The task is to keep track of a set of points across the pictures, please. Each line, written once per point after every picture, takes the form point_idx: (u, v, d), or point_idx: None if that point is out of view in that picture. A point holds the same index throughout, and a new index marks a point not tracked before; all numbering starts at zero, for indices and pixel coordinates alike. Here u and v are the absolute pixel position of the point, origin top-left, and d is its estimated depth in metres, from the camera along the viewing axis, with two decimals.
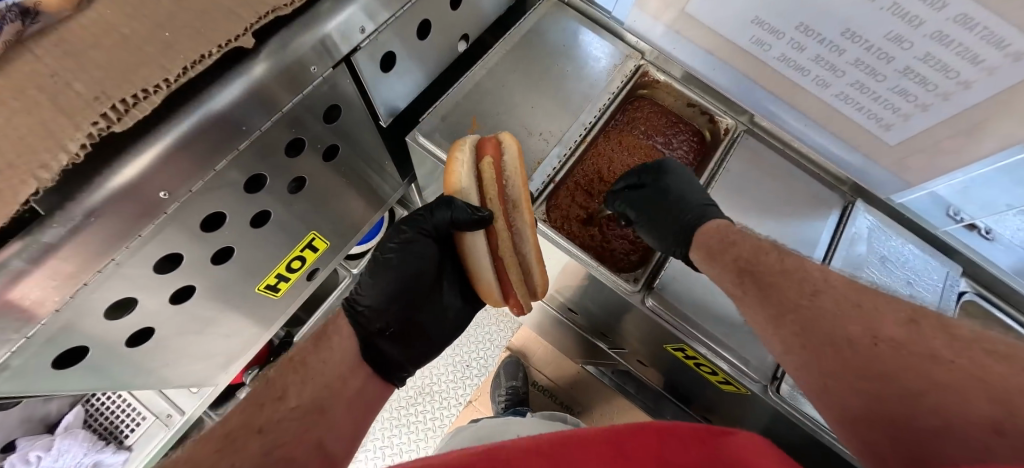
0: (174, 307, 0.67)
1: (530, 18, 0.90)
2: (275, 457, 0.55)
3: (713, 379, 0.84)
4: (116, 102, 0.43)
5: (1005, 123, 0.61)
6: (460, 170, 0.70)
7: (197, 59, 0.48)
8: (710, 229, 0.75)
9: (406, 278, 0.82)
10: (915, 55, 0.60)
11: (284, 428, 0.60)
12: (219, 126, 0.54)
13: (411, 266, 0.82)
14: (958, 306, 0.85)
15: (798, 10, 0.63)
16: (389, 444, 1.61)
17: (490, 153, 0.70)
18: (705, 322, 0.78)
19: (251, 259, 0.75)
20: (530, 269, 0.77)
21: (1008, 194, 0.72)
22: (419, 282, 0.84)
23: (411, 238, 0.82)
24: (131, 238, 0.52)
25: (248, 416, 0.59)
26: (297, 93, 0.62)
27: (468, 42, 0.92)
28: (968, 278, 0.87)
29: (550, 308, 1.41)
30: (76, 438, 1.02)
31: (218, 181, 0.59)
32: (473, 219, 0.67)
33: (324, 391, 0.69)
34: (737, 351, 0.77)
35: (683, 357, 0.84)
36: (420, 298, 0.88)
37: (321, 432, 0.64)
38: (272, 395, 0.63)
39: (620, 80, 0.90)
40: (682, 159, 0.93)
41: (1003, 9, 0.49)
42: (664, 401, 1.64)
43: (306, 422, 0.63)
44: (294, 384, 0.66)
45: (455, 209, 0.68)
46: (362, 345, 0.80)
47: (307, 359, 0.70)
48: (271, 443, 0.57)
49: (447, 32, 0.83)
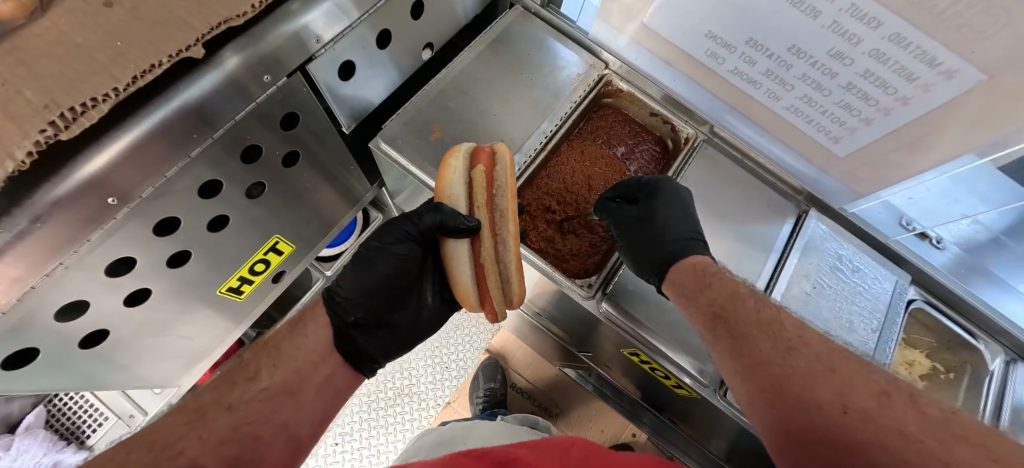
0: (130, 309, 0.67)
1: (496, 27, 0.91)
2: (241, 433, 0.59)
3: (668, 383, 0.87)
4: (65, 110, 0.44)
5: (944, 137, 0.63)
6: (453, 176, 0.72)
7: (147, 68, 0.48)
8: (691, 268, 0.76)
9: (383, 280, 0.80)
10: (856, 71, 0.62)
11: (253, 409, 0.63)
12: (173, 132, 0.55)
13: (389, 267, 0.80)
14: (907, 313, 0.88)
15: (746, 26, 0.65)
16: (366, 445, 1.61)
17: (485, 162, 0.71)
18: (659, 328, 0.80)
19: (211, 262, 0.75)
20: (510, 283, 0.75)
21: (959, 205, 0.75)
22: (397, 283, 0.82)
23: (392, 243, 0.79)
24: (80, 242, 0.52)
25: (220, 393, 0.63)
26: (254, 99, 0.63)
27: (433, 50, 0.92)
28: (919, 287, 0.89)
29: (524, 313, 1.42)
30: (36, 438, 1.04)
31: (174, 186, 0.60)
32: (465, 227, 0.69)
33: (291, 379, 0.69)
34: (691, 357, 0.79)
35: (639, 361, 0.86)
36: (399, 300, 0.85)
37: (285, 416, 0.65)
38: (244, 375, 0.66)
39: (584, 89, 0.91)
40: (643, 168, 0.95)
41: (933, 29, 0.51)
42: (641, 407, 1.63)
43: (273, 404, 0.65)
44: (266, 367, 0.69)
45: (444, 215, 0.69)
46: (334, 333, 0.78)
47: (281, 344, 0.73)
48: (238, 419, 0.60)
49: (412, 39, 0.84)
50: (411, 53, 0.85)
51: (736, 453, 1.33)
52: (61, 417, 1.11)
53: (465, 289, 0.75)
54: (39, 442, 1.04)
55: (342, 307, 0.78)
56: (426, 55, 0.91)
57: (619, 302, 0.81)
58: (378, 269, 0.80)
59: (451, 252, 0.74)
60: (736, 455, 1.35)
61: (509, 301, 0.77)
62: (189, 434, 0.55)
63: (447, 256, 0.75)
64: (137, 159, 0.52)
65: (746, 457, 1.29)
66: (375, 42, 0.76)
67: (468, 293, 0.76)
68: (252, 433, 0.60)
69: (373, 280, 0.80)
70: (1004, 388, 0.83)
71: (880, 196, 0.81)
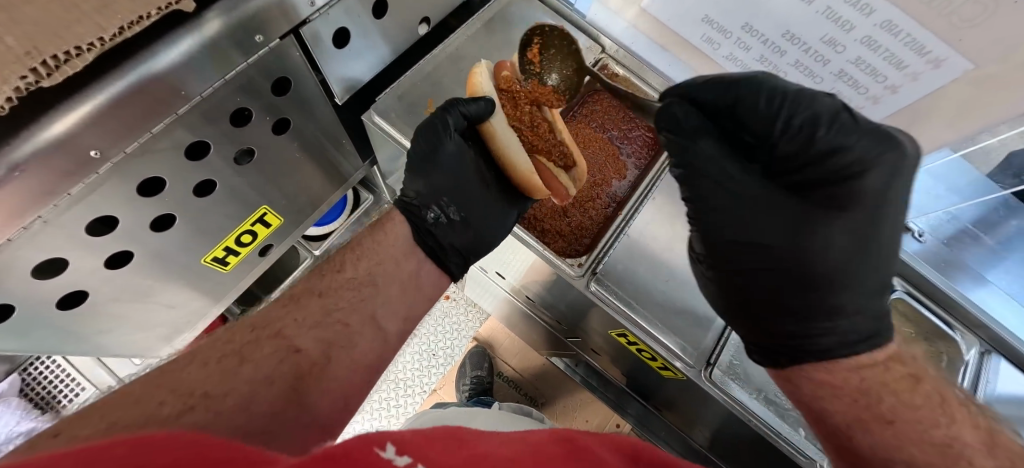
0: (110, 272, 0.66)
1: (493, 5, 0.91)
2: (332, 318, 0.66)
3: (653, 366, 0.88)
4: (49, 58, 0.42)
5: (929, 126, 0.65)
6: (481, 78, 0.78)
7: (135, 20, 0.47)
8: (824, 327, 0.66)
9: (452, 179, 0.78)
10: (847, 59, 0.62)
11: (343, 296, 0.69)
12: (158, 87, 0.53)
13: (453, 163, 0.78)
14: (887, 303, 0.89)
15: (742, 11, 0.66)
16: (350, 429, 1.60)
17: (507, 67, 0.81)
18: (646, 309, 0.81)
19: (195, 230, 0.74)
20: (569, 161, 0.82)
21: (940, 199, 0.78)
22: (461, 183, 0.79)
23: (444, 147, 0.75)
24: (59, 196, 0.51)
25: (312, 281, 0.69)
26: (243, 61, 0.61)
27: (429, 25, 0.91)
28: (900, 279, 0.91)
29: (514, 299, 1.42)
30: (8, 405, 1.03)
31: (158, 144, 0.59)
32: (485, 104, 0.75)
33: (372, 270, 0.73)
34: (674, 337, 0.81)
35: (626, 342, 0.87)
36: (479, 205, 0.81)
37: (373, 308, 0.70)
38: (332, 267, 0.72)
39: None
40: (636, 153, 0.96)
41: (923, 17, 0.52)
42: (627, 398, 1.67)
43: (361, 293, 0.70)
44: (351, 259, 0.73)
45: (458, 106, 0.73)
46: (414, 229, 0.79)
47: (362, 242, 0.75)
48: (329, 305, 0.67)
49: (408, 13, 0.82)
50: (410, 25, 0.84)
51: (719, 443, 1.35)
52: (35, 386, 1.09)
53: (526, 172, 0.78)
54: (12, 409, 1.03)
55: (416, 206, 0.78)
56: (423, 30, 0.90)
57: (606, 281, 0.82)
58: (440, 169, 0.77)
59: (501, 142, 0.78)
60: (719, 444, 1.37)
61: (573, 180, 0.84)
62: (286, 316, 0.63)
63: (496, 144, 0.79)
64: (120, 110, 0.51)
65: (729, 448, 1.32)
66: (372, 11, 0.75)
67: (530, 176, 0.78)
68: (341, 320, 0.66)
69: (439, 179, 0.77)
70: (978, 379, 0.85)
71: None
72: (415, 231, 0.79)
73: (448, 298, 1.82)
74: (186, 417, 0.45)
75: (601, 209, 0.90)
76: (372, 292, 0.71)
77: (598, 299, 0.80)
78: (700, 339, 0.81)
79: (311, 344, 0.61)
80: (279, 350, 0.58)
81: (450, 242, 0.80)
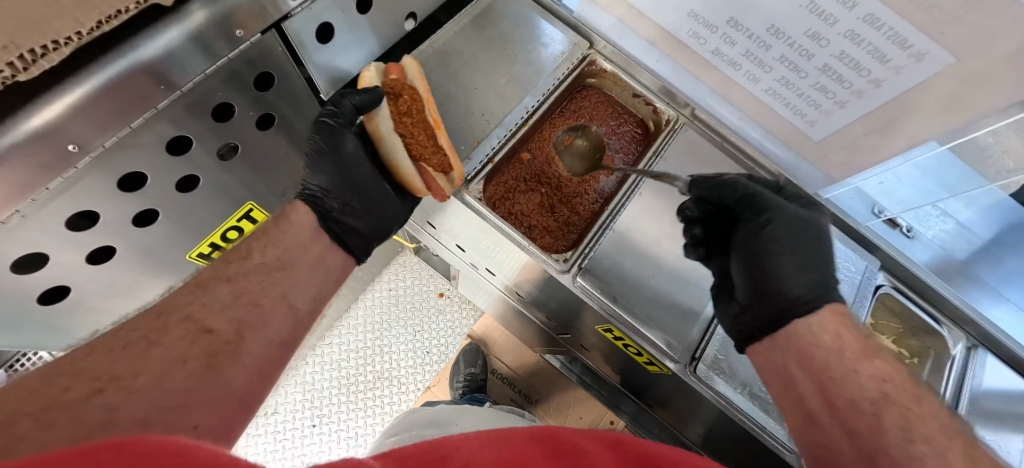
0: (92, 267, 0.66)
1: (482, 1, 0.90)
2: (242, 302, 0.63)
3: (640, 361, 0.88)
4: (24, 52, 0.42)
5: (913, 121, 0.65)
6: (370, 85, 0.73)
7: (113, 14, 0.47)
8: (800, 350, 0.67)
9: (353, 169, 0.77)
10: (831, 53, 0.62)
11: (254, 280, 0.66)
12: (137, 81, 0.53)
13: (356, 155, 0.78)
14: (875, 299, 0.87)
15: (727, 5, 0.66)
16: (344, 426, 1.61)
17: (394, 68, 0.74)
18: (633, 305, 0.81)
19: (180, 225, 0.74)
20: (449, 167, 0.78)
21: (927, 195, 0.78)
22: (355, 169, 0.78)
23: (343, 140, 0.75)
24: (37, 190, 0.51)
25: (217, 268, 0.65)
26: (224, 55, 0.61)
27: (416, 21, 0.91)
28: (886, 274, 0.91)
29: (507, 296, 1.42)
30: None
31: (139, 139, 0.58)
32: (370, 98, 0.71)
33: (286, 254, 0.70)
34: (661, 332, 0.81)
35: (612, 338, 0.87)
36: (380, 198, 0.82)
37: (282, 290, 0.68)
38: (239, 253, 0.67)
39: (567, 67, 0.92)
40: (626, 148, 0.96)
41: (906, 11, 0.51)
42: (620, 396, 1.66)
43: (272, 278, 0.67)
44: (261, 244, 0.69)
45: (349, 98, 0.71)
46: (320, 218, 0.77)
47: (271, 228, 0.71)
48: (239, 289, 0.64)
49: (395, 8, 0.82)
50: (397, 20, 0.84)
51: (711, 439, 1.36)
52: None
53: (406, 173, 0.77)
54: None
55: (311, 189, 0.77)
56: (410, 25, 0.90)
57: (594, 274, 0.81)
58: (344, 159, 0.76)
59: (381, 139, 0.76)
60: (713, 440, 1.37)
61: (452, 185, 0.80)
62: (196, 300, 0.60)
63: (376, 139, 0.78)
64: (99, 105, 0.51)
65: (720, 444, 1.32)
66: (356, 6, 0.74)
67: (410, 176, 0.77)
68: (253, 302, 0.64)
69: (351, 168, 0.77)
70: (964, 374, 0.85)
71: (852, 182, 0.83)
72: (321, 219, 0.77)
73: (442, 295, 1.82)
74: (97, 400, 0.45)
75: (589, 204, 0.91)
76: (281, 277, 0.68)
77: (581, 291, 0.81)
78: (686, 333, 0.81)
79: (224, 323, 0.60)
80: (189, 332, 0.57)
81: (353, 228, 0.79)
